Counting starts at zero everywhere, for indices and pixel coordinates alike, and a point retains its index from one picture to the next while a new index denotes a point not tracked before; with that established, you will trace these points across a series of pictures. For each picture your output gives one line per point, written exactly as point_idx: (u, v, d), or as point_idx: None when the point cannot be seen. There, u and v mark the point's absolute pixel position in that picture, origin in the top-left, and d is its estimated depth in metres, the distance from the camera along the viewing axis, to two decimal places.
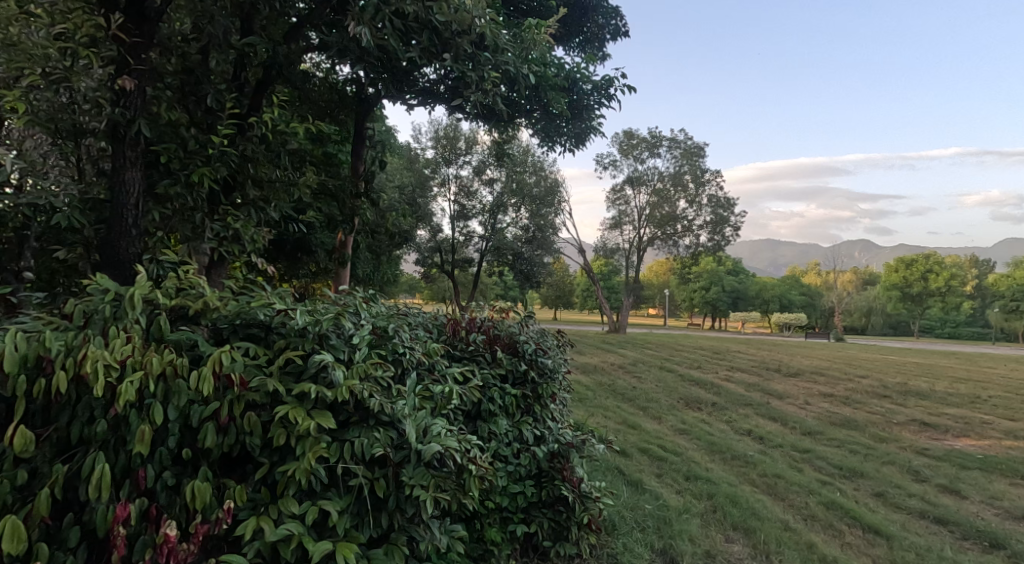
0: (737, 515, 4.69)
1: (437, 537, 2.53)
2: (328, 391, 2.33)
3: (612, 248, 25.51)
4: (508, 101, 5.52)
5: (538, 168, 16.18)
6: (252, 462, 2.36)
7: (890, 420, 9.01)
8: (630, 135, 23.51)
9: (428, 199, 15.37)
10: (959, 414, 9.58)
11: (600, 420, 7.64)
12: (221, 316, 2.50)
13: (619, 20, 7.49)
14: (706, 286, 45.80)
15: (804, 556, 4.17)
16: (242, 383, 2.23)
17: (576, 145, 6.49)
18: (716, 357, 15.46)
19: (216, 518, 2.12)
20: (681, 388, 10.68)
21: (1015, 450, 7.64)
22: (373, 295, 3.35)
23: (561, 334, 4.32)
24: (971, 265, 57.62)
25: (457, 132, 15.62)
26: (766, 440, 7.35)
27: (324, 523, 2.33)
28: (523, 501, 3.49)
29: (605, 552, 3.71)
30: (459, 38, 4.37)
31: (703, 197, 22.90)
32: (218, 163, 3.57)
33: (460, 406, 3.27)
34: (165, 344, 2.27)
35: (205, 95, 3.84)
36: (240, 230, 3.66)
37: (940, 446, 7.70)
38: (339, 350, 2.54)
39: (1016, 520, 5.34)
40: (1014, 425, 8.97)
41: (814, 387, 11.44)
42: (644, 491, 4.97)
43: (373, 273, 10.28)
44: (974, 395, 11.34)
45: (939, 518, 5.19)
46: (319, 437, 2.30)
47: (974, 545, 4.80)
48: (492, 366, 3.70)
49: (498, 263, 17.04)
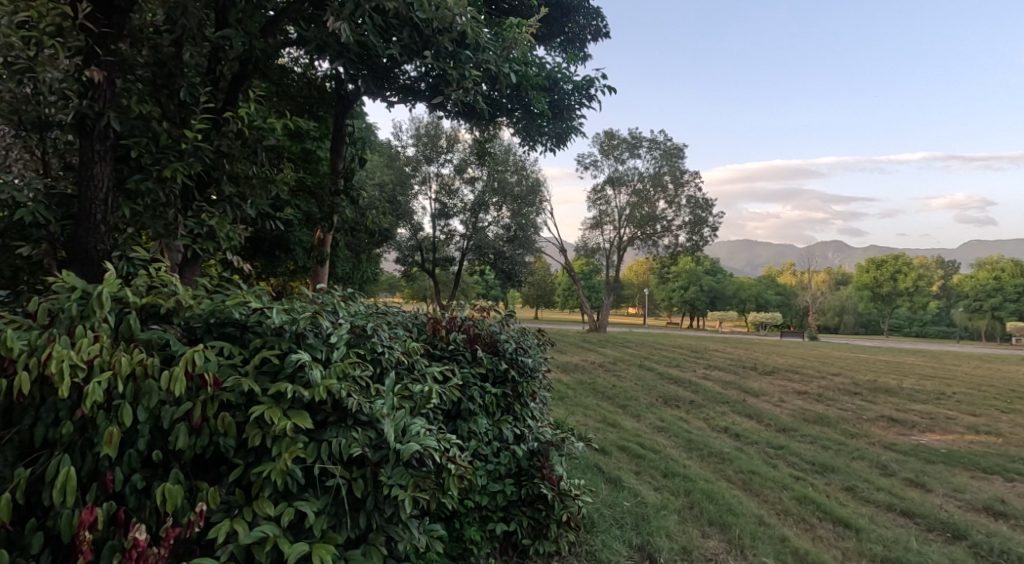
0: (713, 511, 4.74)
1: (417, 537, 2.50)
2: (305, 391, 2.29)
3: (593, 248, 25.65)
4: (489, 100, 5.51)
5: (519, 167, 16.13)
6: (226, 464, 2.31)
7: (861, 416, 9.20)
8: (610, 135, 23.63)
9: (409, 197, 15.29)
10: (926, 410, 9.82)
11: (580, 418, 7.66)
12: (194, 314, 2.45)
13: (601, 20, 7.52)
14: (684, 286, 46.25)
15: (777, 550, 4.22)
16: (216, 383, 2.19)
17: (557, 145, 6.51)
18: (694, 355, 15.65)
19: (187, 521, 2.07)
20: (660, 386, 10.78)
21: (978, 445, 7.85)
22: (352, 294, 3.29)
23: (542, 333, 4.30)
24: (939, 266, 59.07)
25: (438, 130, 15.58)
26: (742, 437, 7.43)
27: (300, 525, 2.30)
28: (503, 500, 3.48)
29: (584, 549, 3.71)
30: (440, 36, 4.31)
31: (682, 197, 23.12)
32: (192, 158, 3.49)
33: (440, 405, 3.24)
34: (135, 343, 2.22)
35: (179, 89, 3.75)
36: (215, 228, 3.60)
37: (908, 441, 7.87)
38: (316, 350, 2.51)
39: (978, 512, 5.48)
40: (978, 420, 9.21)
41: (789, 385, 11.63)
42: (622, 488, 4.99)
43: (352, 271, 10.19)
44: (940, 392, 11.63)
45: (906, 510, 5.30)
46: (296, 437, 2.27)
47: (938, 536, 4.91)
48: (472, 365, 3.68)
49: (478, 262, 16.99)
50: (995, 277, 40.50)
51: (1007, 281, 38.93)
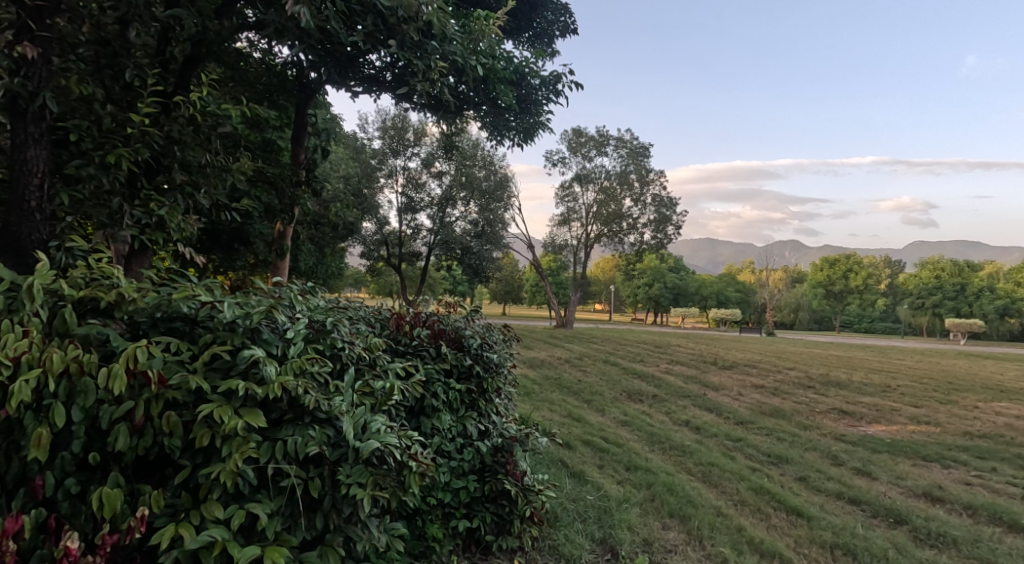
0: (673, 503, 4.79)
1: (376, 536, 2.42)
2: (258, 388, 2.19)
3: (560, 245, 25.75)
4: (455, 92, 5.42)
5: (488, 162, 15.98)
6: (173, 465, 2.20)
7: (814, 408, 9.46)
8: (578, 133, 23.75)
9: (374, 190, 15.08)
10: (874, 402, 10.16)
11: (545, 413, 7.67)
12: (139, 309, 2.31)
13: (569, 17, 7.49)
14: (649, 283, 46.84)
15: (734, 540, 4.28)
16: (160, 381, 2.08)
17: (524, 140, 6.45)
18: (657, 351, 15.85)
19: (127, 527, 1.97)
20: (624, 381, 10.88)
21: (919, 434, 8.16)
22: (312, 288, 3.18)
23: (508, 329, 4.25)
24: (888, 265, 61.39)
25: (405, 123, 15.40)
26: (701, 430, 7.55)
27: (252, 528, 2.22)
28: (466, 496, 3.43)
29: (547, 544, 3.70)
30: (405, 25, 4.20)
31: (648, 196, 23.39)
32: (139, 144, 3.33)
33: (402, 402, 3.16)
34: (71, 338, 2.10)
35: (124, 70, 3.57)
36: (165, 218, 3.44)
37: (857, 432, 8.13)
38: (272, 345, 2.40)
39: (919, 498, 5.68)
40: (920, 411, 9.58)
41: (748, 379, 11.90)
42: (586, 483, 5.00)
43: (316, 264, 9.99)
44: (887, 385, 12.06)
45: (853, 498, 5.46)
46: (247, 437, 2.17)
47: (881, 521, 5.06)
48: (436, 361, 3.61)
49: (446, 257, 16.85)
50: (937, 276, 42.37)
51: (947, 280, 40.79)
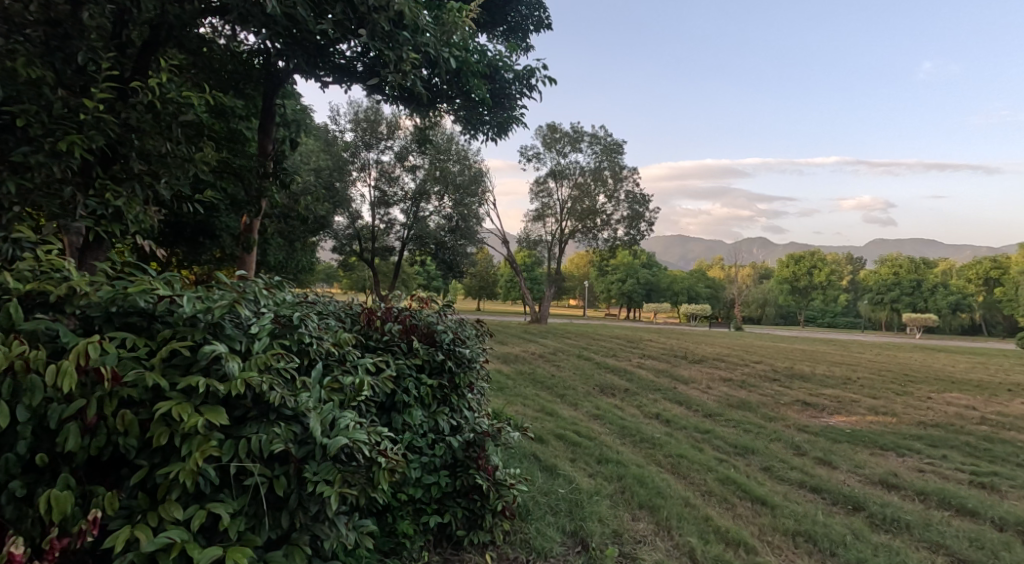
0: (643, 494, 4.83)
1: (345, 534, 2.37)
2: (220, 385, 2.13)
3: (535, 240, 25.78)
4: (428, 85, 5.34)
5: (462, 156, 15.85)
6: (128, 466, 2.12)
7: (779, 400, 9.67)
8: (553, 128, 23.74)
9: (347, 183, 14.86)
10: (835, 394, 10.43)
11: (518, 407, 7.67)
12: (92, 303, 2.20)
13: (543, 12, 7.44)
14: (621, 279, 47.24)
15: (700, 530, 4.33)
16: (114, 378, 2.00)
17: (498, 135, 6.41)
18: (629, 345, 16.03)
19: (78, 531, 1.90)
20: (597, 375, 10.96)
21: (877, 424, 8.40)
22: (280, 282, 3.09)
23: (481, 324, 4.20)
24: (849, 262, 63.30)
25: (378, 116, 15.19)
26: (671, 423, 7.65)
27: (213, 528, 2.15)
28: (437, 492, 3.40)
29: (518, 537, 3.70)
30: (376, 14, 4.14)
31: (621, 192, 23.57)
32: (93, 131, 3.20)
33: (372, 398, 3.10)
34: (17, 334, 2.01)
35: (76, 53, 3.40)
36: (122, 209, 3.34)
37: (819, 423, 8.33)
38: (235, 341, 2.32)
39: (875, 485, 5.83)
40: (879, 402, 9.87)
41: (716, 372, 12.10)
42: (558, 476, 5.02)
43: (287, 259, 9.82)
44: (848, 377, 12.41)
45: (814, 487, 5.57)
46: (208, 436, 2.10)
47: (840, 509, 5.18)
48: (408, 356, 3.54)
49: (419, 252, 16.74)
50: (895, 273, 43.77)
51: (905, 277, 42.18)
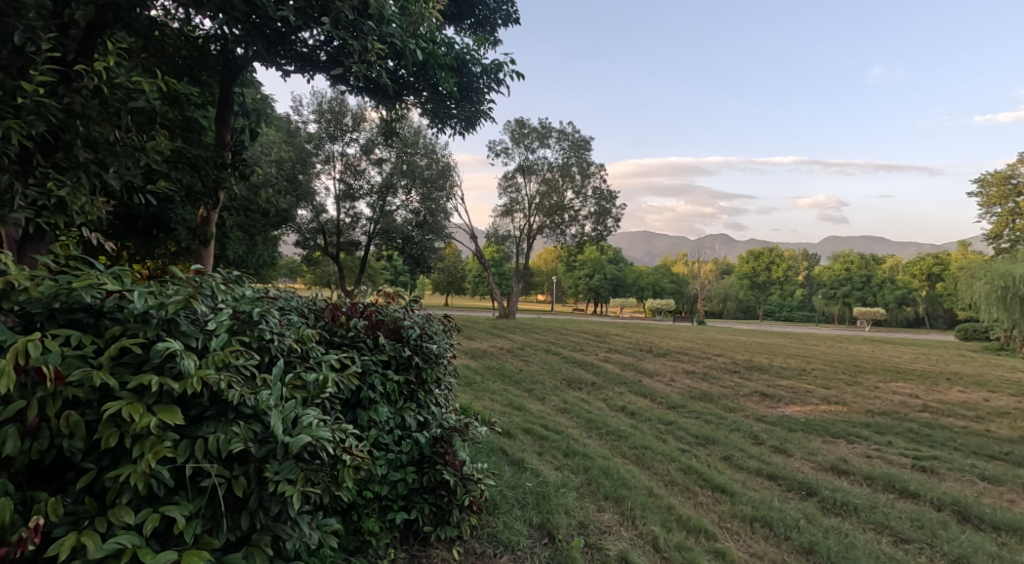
0: (608, 485, 4.86)
1: (308, 534, 2.29)
2: (175, 383, 2.04)
3: (503, 236, 25.70)
4: (394, 76, 5.24)
5: (430, 151, 15.69)
6: (75, 469, 2.01)
7: (739, 392, 9.88)
8: (521, 124, 23.68)
9: (310, 176, 14.54)
10: (792, 385, 10.72)
11: (487, 402, 7.64)
12: (33, 299, 2.09)
13: (511, 7, 7.38)
14: (588, 274, 47.57)
15: (663, 518, 4.38)
16: (58, 377, 1.90)
17: (466, 129, 6.34)
18: (596, 340, 16.17)
19: (18, 539, 1.79)
20: (565, 369, 11.00)
21: (830, 413, 8.65)
22: (239, 276, 2.98)
23: (449, 319, 4.15)
24: (807, 258, 65.21)
25: (343, 107, 14.87)
26: (636, 415, 7.73)
27: (168, 532, 2.06)
28: (404, 489, 3.34)
29: (486, 532, 3.67)
30: (338, 2, 4.03)
31: (588, 188, 23.71)
32: (32, 116, 3.03)
33: (336, 394, 3.02)
34: None
35: (11, 31, 3.18)
36: (66, 200, 3.19)
37: (775, 413, 8.53)
38: (191, 338, 2.23)
39: (827, 471, 6.00)
40: (832, 392, 10.17)
41: (680, 365, 12.29)
42: (525, 470, 5.01)
43: (247, 253, 9.56)
44: (804, 368, 12.77)
45: (771, 474, 5.70)
46: (162, 436, 2.02)
47: (794, 494, 5.31)
48: (373, 352, 3.46)
49: (386, 247, 16.53)
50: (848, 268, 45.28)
51: (857, 272, 43.64)
